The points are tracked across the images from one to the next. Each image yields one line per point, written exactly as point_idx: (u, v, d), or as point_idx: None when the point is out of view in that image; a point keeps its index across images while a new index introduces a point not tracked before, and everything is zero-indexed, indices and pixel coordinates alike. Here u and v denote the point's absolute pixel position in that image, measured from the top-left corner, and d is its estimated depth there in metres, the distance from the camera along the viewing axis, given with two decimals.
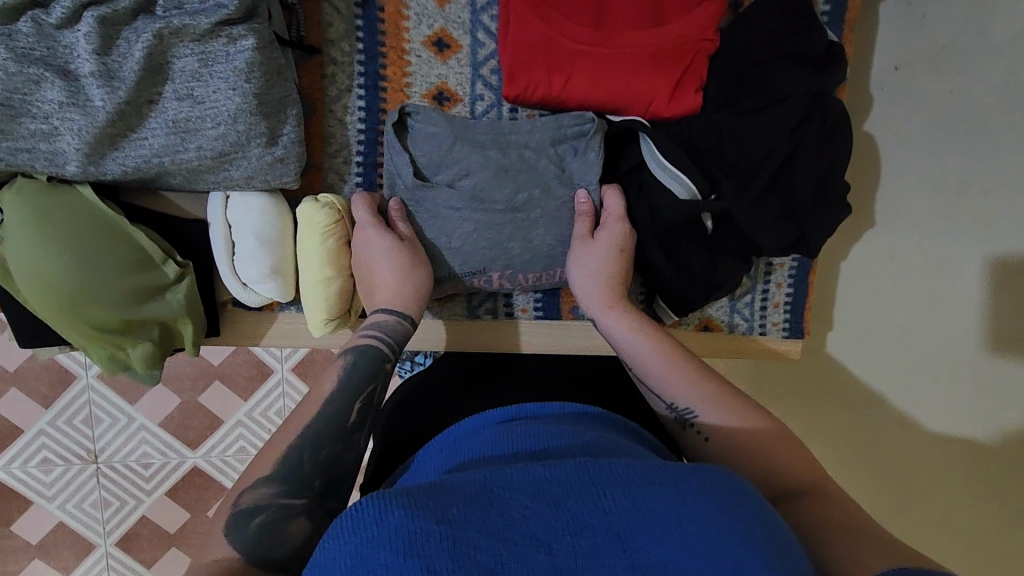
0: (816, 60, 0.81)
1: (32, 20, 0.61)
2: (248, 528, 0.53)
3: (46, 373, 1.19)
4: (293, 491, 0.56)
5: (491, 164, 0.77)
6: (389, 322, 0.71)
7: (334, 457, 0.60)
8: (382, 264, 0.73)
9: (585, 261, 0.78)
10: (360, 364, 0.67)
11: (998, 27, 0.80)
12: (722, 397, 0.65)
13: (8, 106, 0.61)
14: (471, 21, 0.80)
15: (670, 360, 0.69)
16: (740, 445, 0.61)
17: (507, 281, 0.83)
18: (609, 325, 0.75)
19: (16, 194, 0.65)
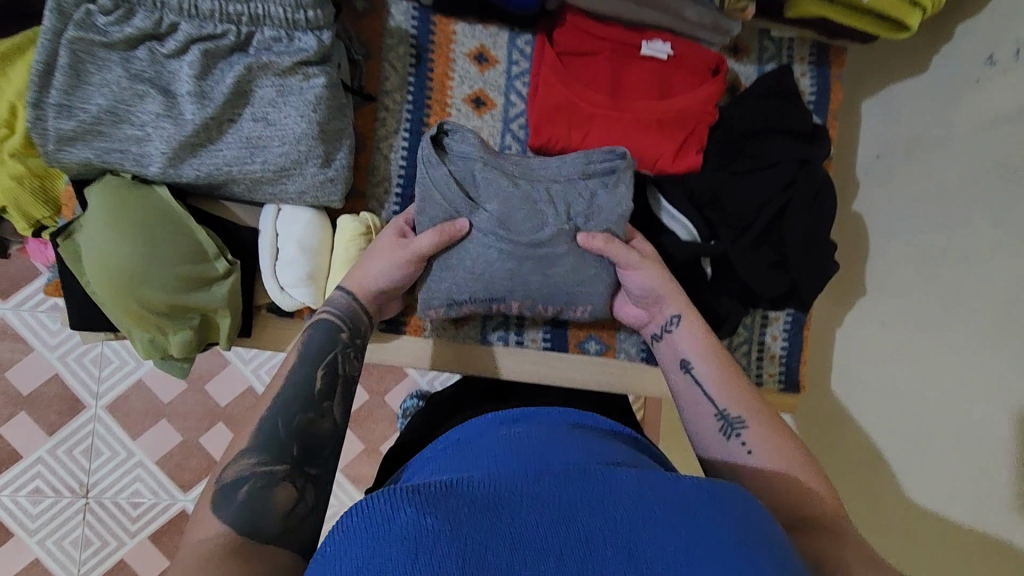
0: (804, 135, 0.93)
1: (149, 49, 0.74)
2: (236, 495, 0.57)
3: (58, 400, 1.27)
4: (274, 459, 0.61)
5: (520, 194, 0.83)
6: (340, 300, 0.78)
7: (309, 423, 0.65)
8: (373, 261, 0.81)
9: (649, 274, 0.82)
10: (317, 339, 0.72)
11: (965, 120, 0.93)
12: (764, 417, 0.69)
13: (115, 114, 0.73)
14: (506, 85, 0.94)
15: (730, 368, 0.75)
16: (776, 452, 0.66)
17: (526, 309, 0.87)
18: (689, 320, 0.80)
19: (103, 188, 0.75)
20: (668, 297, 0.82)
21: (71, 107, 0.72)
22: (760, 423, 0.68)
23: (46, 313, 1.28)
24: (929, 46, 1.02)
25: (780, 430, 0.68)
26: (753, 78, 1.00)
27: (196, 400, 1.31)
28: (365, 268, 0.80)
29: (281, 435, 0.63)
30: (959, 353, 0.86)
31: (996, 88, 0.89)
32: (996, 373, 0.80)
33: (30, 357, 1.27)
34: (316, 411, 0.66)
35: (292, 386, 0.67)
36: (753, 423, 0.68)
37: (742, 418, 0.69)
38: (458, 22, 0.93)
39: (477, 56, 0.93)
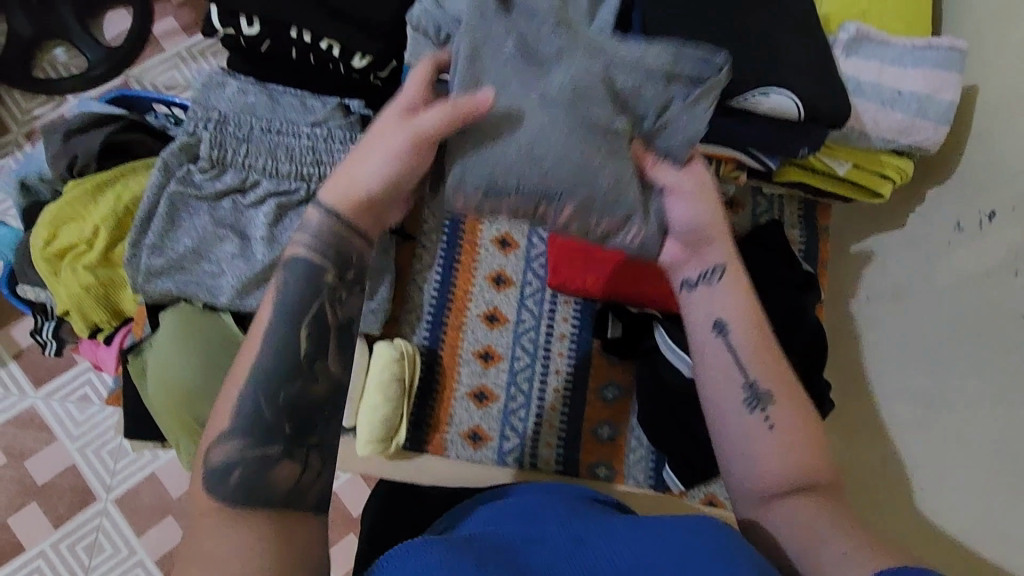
0: (793, 284, 1.05)
1: (233, 200, 0.87)
2: (229, 479, 0.55)
3: (71, 492, 1.32)
4: (264, 439, 0.56)
5: (596, 74, 0.70)
6: (317, 222, 0.60)
7: (298, 392, 0.58)
8: (367, 154, 0.60)
9: (698, 207, 0.69)
10: (293, 282, 0.59)
11: (945, 277, 1.03)
12: (789, 389, 0.67)
13: (197, 252, 0.86)
14: (530, 229, 1.07)
15: (762, 332, 0.69)
16: (796, 428, 0.66)
17: (580, 218, 0.71)
18: (727, 272, 0.70)
19: (175, 313, 0.87)
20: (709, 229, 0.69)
21: (163, 246, 0.85)
22: (786, 398, 0.67)
23: (73, 403, 1.36)
24: (906, 207, 1.15)
25: (804, 411, 0.67)
26: (749, 228, 1.13)
27: None
28: (358, 161, 0.60)
29: (270, 415, 0.57)
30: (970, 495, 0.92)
31: (970, 252, 0.99)
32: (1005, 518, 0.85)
33: (53, 447, 1.34)
34: (309, 375, 0.59)
35: (282, 347, 0.58)
36: (780, 399, 0.66)
37: (771, 393, 0.66)
38: None
39: None
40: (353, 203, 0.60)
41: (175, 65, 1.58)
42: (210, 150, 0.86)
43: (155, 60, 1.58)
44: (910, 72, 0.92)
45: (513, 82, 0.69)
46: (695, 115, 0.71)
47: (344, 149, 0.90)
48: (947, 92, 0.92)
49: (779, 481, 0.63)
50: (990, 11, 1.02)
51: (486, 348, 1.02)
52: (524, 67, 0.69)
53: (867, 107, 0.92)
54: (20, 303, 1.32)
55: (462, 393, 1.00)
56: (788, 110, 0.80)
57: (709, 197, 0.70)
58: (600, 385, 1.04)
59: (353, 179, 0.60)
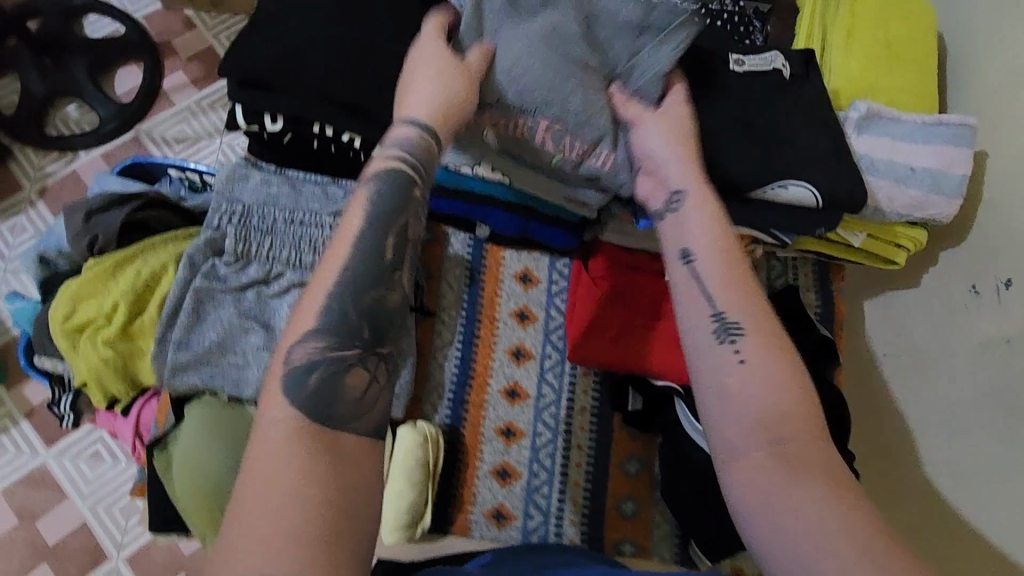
0: (813, 353, 1.04)
1: (257, 291, 0.88)
2: (308, 380, 0.57)
3: (82, 555, 1.32)
4: (344, 342, 0.59)
5: (572, 10, 0.78)
6: (408, 138, 0.70)
7: (377, 299, 0.61)
8: (416, 94, 0.73)
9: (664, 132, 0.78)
10: (387, 196, 0.66)
11: (962, 342, 1.03)
12: (762, 324, 0.67)
13: (223, 345, 0.87)
14: (547, 301, 1.07)
15: (732, 265, 0.71)
16: (768, 363, 0.64)
17: (553, 139, 0.80)
18: (696, 200, 0.76)
19: (201, 406, 0.88)
20: (674, 166, 0.78)
21: (189, 341, 0.86)
22: (761, 335, 0.66)
23: (84, 460, 1.38)
24: (918, 267, 1.16)
25: (780, 352, 0.66)
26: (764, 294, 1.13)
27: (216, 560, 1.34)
28: (429, 101, 0.71)
29: (351, 315, 0.60)
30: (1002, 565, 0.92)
31: (987, 320, 1.00)
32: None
33: (64, 506, 1.34)
34: (388, 283, 0.63)
35: (361, 249, 0.62)
36: (751, 333, 0.66)
37: (741, 325, 0.67)
38: (507, 249, 1.08)
39: (522, 277, 1.08)
40: (439, 130, 0.71)
41: (184, 118, 1.60)
42: (235, 244, 0.88)
43: (164, 115, 1.60)
44: (923, 149, 0.93)
45: (505, 23, 0.77)
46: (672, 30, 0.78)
47: None
48: (959, 167, 0.93)
49: (758, 423, 0.61)
50: (996, 80, 1.03)
51: (507, 424, 1.02)
52: (514, 6, 0.77)
53: (881, 184, 0.93)
54: (38, 374, 1.32)
55: (485, 471, 1.00)
56: (806, 199, 0.82)
57: (676, 125, 0.79)
58: (622, 458, 1.04)
59: (430, 110, 0.71)
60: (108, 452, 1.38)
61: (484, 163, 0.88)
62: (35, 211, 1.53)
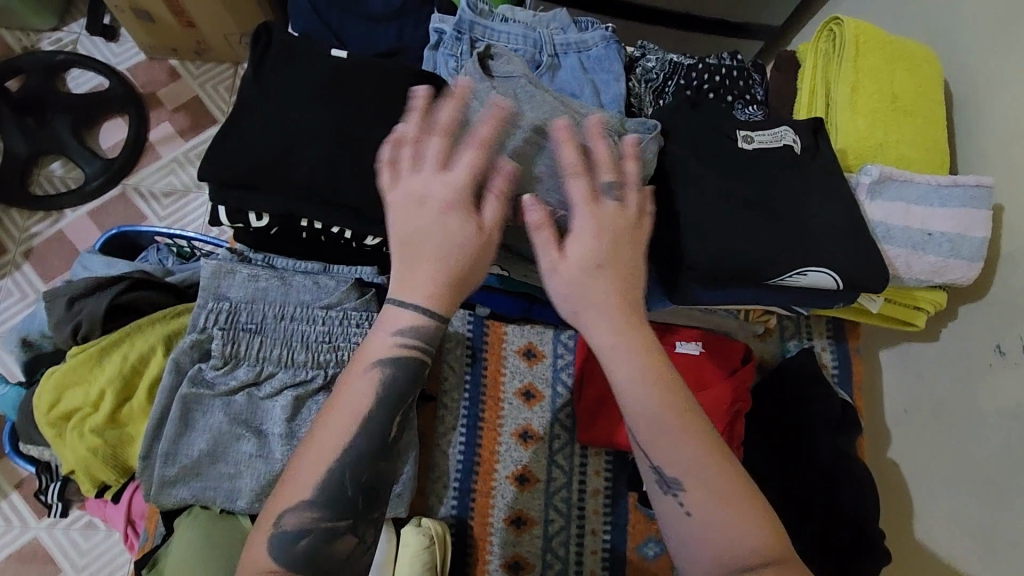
0: (834, 421, 0.99)
1: (247, 394, 0.84)
2: (296, 547, 0.61)
3: None
4: (334, 517, 0.62)
5: (560, 111, 0.83)
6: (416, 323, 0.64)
7: (377, 473, 0.65)
8: (429, 261, 0.63)
9: (592, 276, 0.62)
10: (396, 382, 0.65)
11: (986, 400, 0.99)
12: (706, 464, 0.62)
13: (212, 454, 0.81)
14: (553, 376, 1.03)
15: (666, 410, 0.62)
16: (714, 512, 0.61)
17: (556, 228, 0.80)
18: (609, 356, 0.63)
19: (192, 521, 0.82)
20: (582, 316, 0.63)
21: (176, 454, 0.80)
22: (701, 481, 0.61)
23: (78, 530, 1.34)
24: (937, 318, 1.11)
25: (726, 492, 0.61)
26: (778, 358, 1.09)
27: None
28: (441, 280, 0.63)
29: (348, 492, 0.63)
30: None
31: (1013, 378, 0.95)
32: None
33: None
34: (389, 457, 0.65)
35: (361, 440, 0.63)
36: (693, 482, 0.62)
37: (677, 478, 0.62)
38: (509, 324, 1.04)
39: (526, 352, 1.03)
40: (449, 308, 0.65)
41: (170, 170, 1.55)
42: (223, 346, 0.83)
43: (150, 169, 1.55)
44: (937, 211, 0.89)
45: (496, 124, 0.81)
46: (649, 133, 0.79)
47: (362, 330, 0.86)
48: (978, 229, 0.88)
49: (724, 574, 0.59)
50: (1004, 126, 0.99)
51: (517, 511, 0.97)
52: (503, 109, 0.82)
53: (898, 253, 0.89)
54: (23, 460, 1.26)
55: (496, 564, 0.95)
56: (824, 283, 0.78)
57: (608, 227, 0.64)
58: (639, 541, 0.98)
59: (442, 288, 0.64)
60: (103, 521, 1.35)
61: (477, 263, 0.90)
62: (20, 273, 1.47)
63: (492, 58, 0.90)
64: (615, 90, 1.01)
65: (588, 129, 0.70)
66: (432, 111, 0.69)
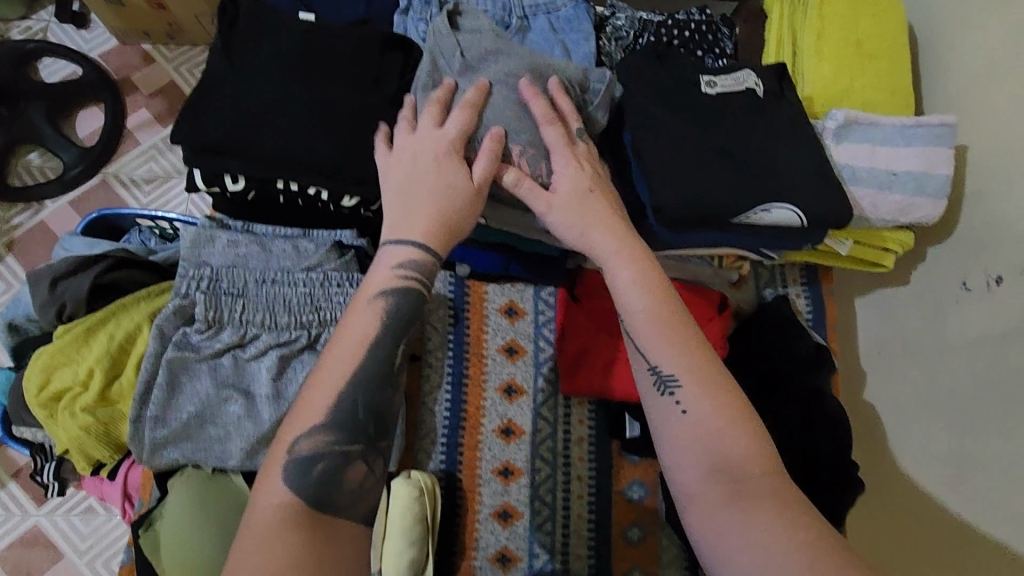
0: (809, 361, 1.02)
1: (233, 356, 0.85)
2: (310, 472, 0.63)
3: None
4: (349, 440, 0.66)
5: (524, 60, 0.82)
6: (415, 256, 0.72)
7: (382, 399, 0.69)
8: (427, 198, 0.73)
9: (575, 213, 0.76)
10: (400, 312, 0.71)
11: (955, 333, 1.02)
12: (700, 373, 0.68)
13: (201, 416, 0.83)
14: (535, 332, 1.05)
15: (667, 321, 0.70)
16: (710, 409, 0.66)
17: (529, 166, 0.80)
18: (612, 270, 0.74)
19: (186, 482, 0.84)
20: (590, 241, 0.75)
21: (165, 417, 0.82)
22: (696, 382, 0.67)
23: (78, 515, 1.37)
24: (907, 261, 1.14)
25: (723, 396, 0.67)
26: (754, 303, 1.11)
27: None
28: (437, 217, 0.73)
29: (360, 415, 0.67)
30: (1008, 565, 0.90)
31: (979, 310, 0.99)
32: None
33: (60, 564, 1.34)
34: (392, 385, 0.70)
35: (370, 359, 0.69)
36: (690, 383, 0.67)
37: (676, 376, 0.68)
38: (490, 283, 1.06)
39: (507, 310, 1.05)
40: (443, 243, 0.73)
41: (151, 157, 1.55)
42: (206, 310, 0.84)
43: (131, 157, 1.55)
44: (902, 151, 0.91)
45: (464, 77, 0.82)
46: (607, 83, 0.83)
47: (342, 290, 0.87)
48: (941, 167, 0.90)
49: (718, 467, 0.63)
50: (967, 68, 1.02)
51: (504, 463, 1.00)
52: (469, 63, 0.83)
53: (864, 193, 0.91)
54: (18, 444, 1.28)
55: (486, 514, 0.98)
56: (790, 220, 0.80)
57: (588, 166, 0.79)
58: (624, 484, 1.02)
59: (438, 225, 0.73)
60: (101, 505, 1.38)
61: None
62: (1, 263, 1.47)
63: (460, 16, 0.89)
64: (586, 48, 1.01)
65: (543, 90, 0.81)
66: (421, 102, 0.82)
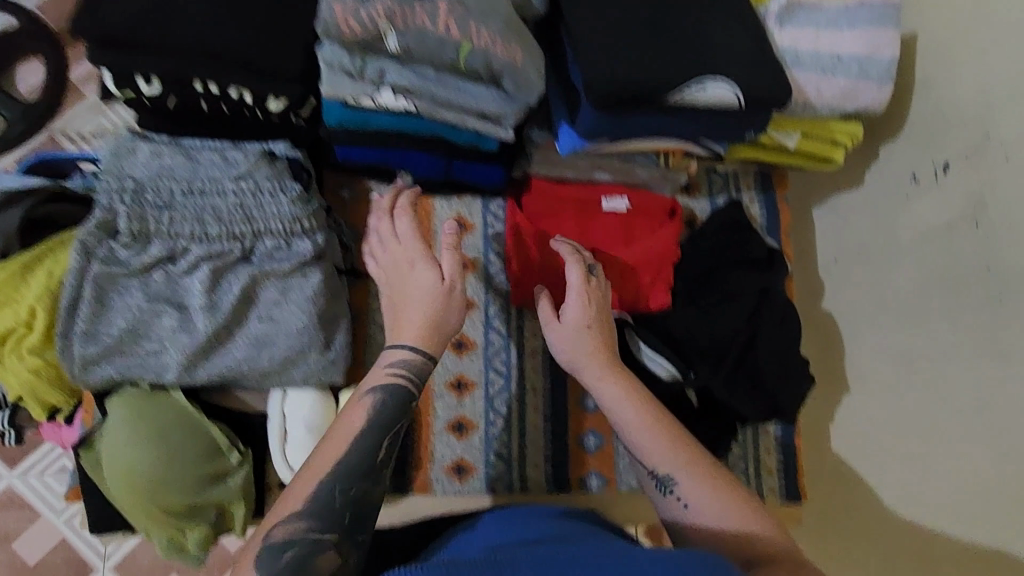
0: (762, 263, 1.02)
1: (164, 271, 0.82)
2: (280, 559, 0.57)
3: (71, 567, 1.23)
4: (324, 526, 0.59)
5: None
6: (412, 360, 0.72)
7: (364, 494, 0.62)
8: (409, 305, 0.73)
9: (582, 336, 0.78)
10: (382, 402, 0.69)
11: (906, 227, 1.02)
12: (694, 465, 0.68)
13: (134, 331, 0.81)
14: (485, 247, 1.03)
15: (653, 421, 0.71)
16: (711, 501, 0.66)
17: (457, 24, 0.71)
18: (597, 387, 0.76)
19: (123, 397, 0.82)
20: (581, 362, 0.77)
21: (96, 332, 0.80)
22: (691, 474, 0.67)
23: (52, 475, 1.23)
24: (861, 163, 1.12)
25: (723, 485, 0.67)
26: (707, 213, 1.10)
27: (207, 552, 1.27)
28: (428, 322, 0.72)
29: (337, 503, 0.61)
30: (952, 446, 0.92)
31: (928, 202, 0.98)
32: (989, 466, 0.87)
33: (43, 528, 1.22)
34: (376, 478, 0.64)
35: (355, 452, 0.64)
36: (687, 476, 0.67)
37: (672, 474, 0.68)
38: (436, 198, 1.03)
39: (456, 225, 1.03)
40: (437, 343, 0.73)
41: None
42: (130, 222, 0.80)
43: None
44: (846, 34, 0.88)
45: None
46: None
47: (275, 200, 0.84)
48: (886, 49, 0.88)
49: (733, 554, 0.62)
50: None
51: (458, 377, 0.99)
52: None
53: (808, 78, 0.88)
54: None
55: (441, 428, 0.97)
56: (726, 98, 0.77)
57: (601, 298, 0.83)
58: (581, 394, 1.02)
59: (430, 330, 0.73)
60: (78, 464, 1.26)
61: (386, 84, 0.74)
62: None
63: None
64: None
65: None
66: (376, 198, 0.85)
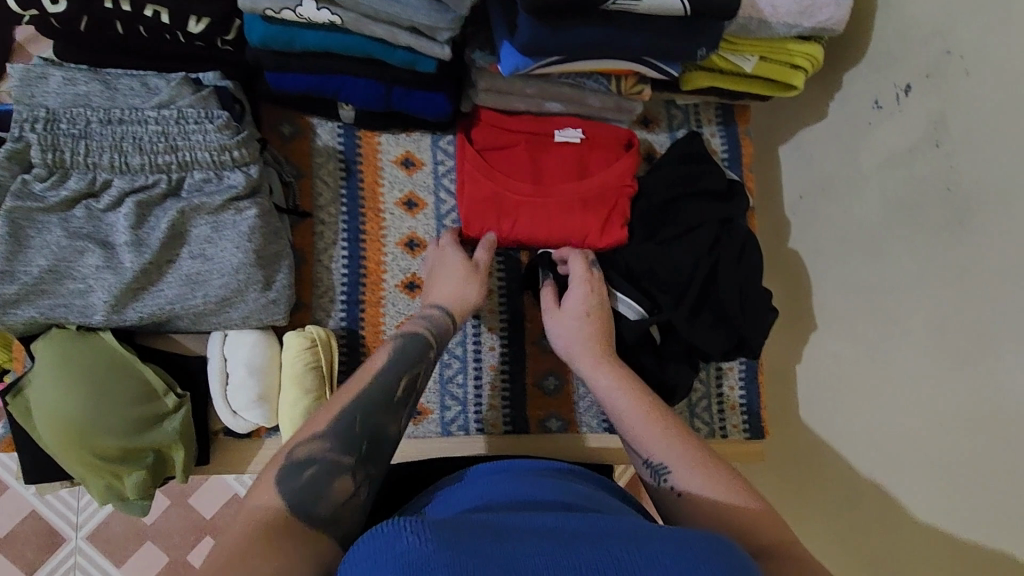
0: (721, 194, 0.99)
1: (85, 207, 0.78)
2: (302, 475, 0.58)
3: (34, 534, 1.20)
4: (343, 449, 0.61)
5: None
6: (437, 316, 0.83)
7: (379, 426, 0.66)
8: (439, 277, 0.88)
9: (576, 321, 0.89)
10: (408, 350, 0.75)
11: (868, 156, 0.99)
12: (687, 453, 0.72)
13: (57, 271, 0.77)
14: (435, 184, 0.99)
15: (645, 411, 0.77)
16: (701, 487, 0.68)
17: None
18: (593, 378, 0.83)
19: (48, 339, 0.78)
20: (578, 355, 0.86)
21: (14, 271, 0.75)
22: (683, 464, 0.70)
23: None
24: (824, 93, 1.09)
25: (714, 476, 0.69)
26: (666, 146, 1.07)
27: (178, 515, 1.24)
28: (455, 287, 0.87)
29: (357, 430, 0.64)
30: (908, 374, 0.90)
31: (891, 127, 0.95)
32: (944, 391, 0.85)
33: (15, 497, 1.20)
34: (394, 415, 0.68)
35: (376, 385, 0.68)
36: (677, 465, 0.71)
37: (665, 463, 0.71)
38: (383, 133, 0.98)
39: (404, 161, 0.99)
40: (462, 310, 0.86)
41: None
42: (44, 153, 0.76)
43: None
44: None
45: None
46: None
47: (201, 128, 0.80)
48: None
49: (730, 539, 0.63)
50: None
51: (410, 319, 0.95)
52: None
53: None
54: None
55: None
56: (671, 5, 0.73)
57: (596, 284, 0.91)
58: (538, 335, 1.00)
59: (456, 295, 0.86)
60: None
61: None
62: None
63: None
64: None
65: None
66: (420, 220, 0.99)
